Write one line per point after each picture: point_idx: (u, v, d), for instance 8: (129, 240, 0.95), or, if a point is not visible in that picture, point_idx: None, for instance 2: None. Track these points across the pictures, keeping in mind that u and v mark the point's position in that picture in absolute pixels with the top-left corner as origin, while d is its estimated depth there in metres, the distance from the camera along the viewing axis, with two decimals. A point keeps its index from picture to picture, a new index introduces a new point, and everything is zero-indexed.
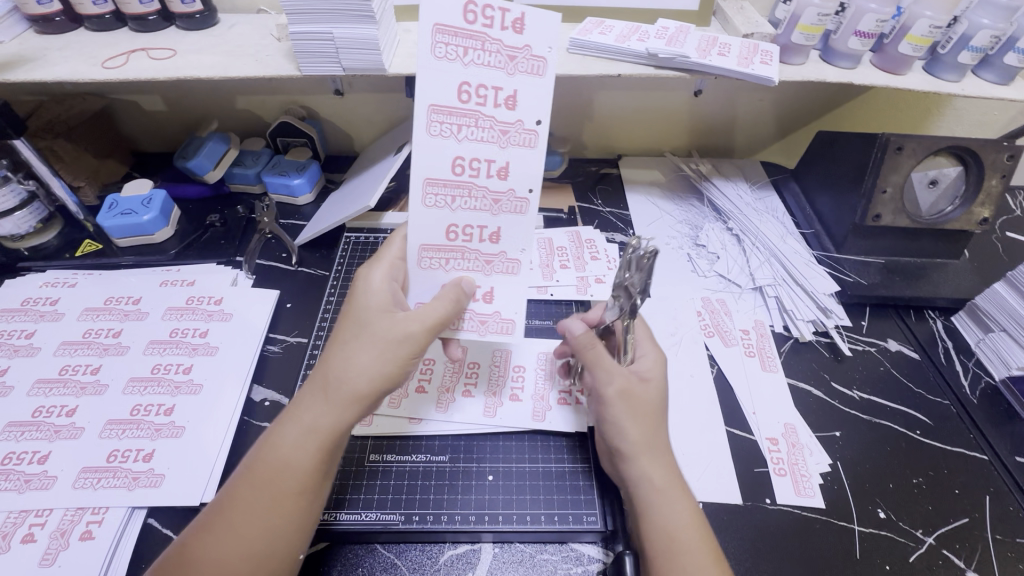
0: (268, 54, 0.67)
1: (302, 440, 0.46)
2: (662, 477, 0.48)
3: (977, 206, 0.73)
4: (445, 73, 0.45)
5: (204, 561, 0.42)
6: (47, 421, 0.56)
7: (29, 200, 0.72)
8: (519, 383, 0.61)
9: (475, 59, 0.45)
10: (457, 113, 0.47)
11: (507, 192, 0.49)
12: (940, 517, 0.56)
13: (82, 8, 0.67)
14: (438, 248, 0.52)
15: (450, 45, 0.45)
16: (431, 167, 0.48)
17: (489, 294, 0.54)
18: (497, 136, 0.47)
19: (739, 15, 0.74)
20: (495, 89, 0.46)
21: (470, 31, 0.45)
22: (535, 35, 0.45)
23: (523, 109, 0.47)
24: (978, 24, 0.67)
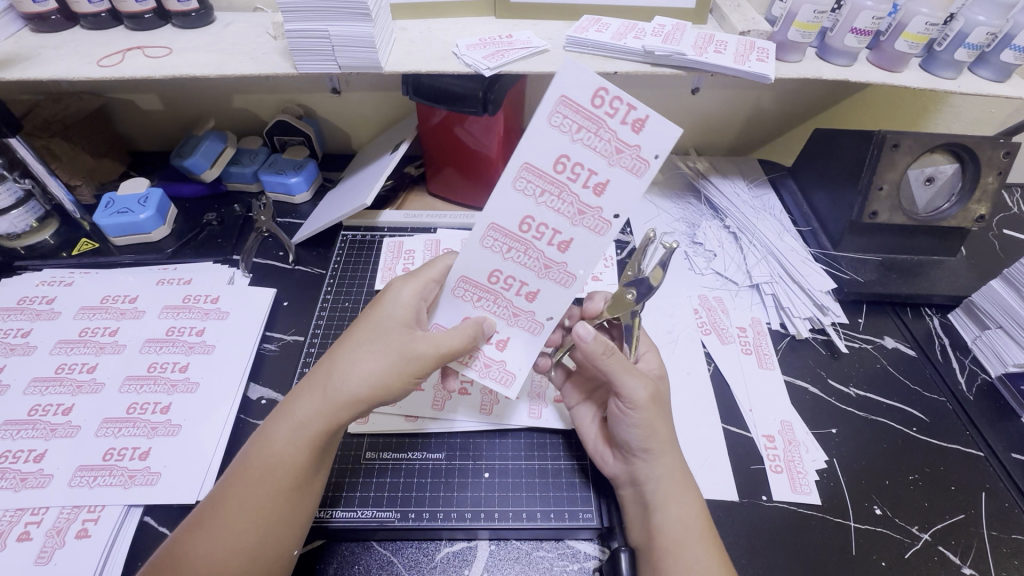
0: (264, 52, 0.67)
1: (296, 438, 0.46)
2: (669, 464, 0.48)
3: (974, 203, 0.73)
4: (548, 141, 0.44)
5: (197, 558, 0.42)
6: (43, 420, 0.56)
7: (25, 199, 0.72)
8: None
9: (584, 139, 0.43)
10: (546, 179, 0.46)
11: (559, 264, 0.49)
12: (936, 513, 0.56)
13: (77, 6, 0.66)
14: (475, 285, 0.52)
15: (567, 118, 0.43)
16: (498, 214, 0.48)
17: (503, 343, 0.54)
18: (572, 213, 0.46)
19: (736, 13, 0.74)
20: (590, 172, 0.44)
21: (591, 114, 0.42)
22: (651, 138, 0.42)
23: (608, 198, 0.45)
24: (974, 21, 0.67)
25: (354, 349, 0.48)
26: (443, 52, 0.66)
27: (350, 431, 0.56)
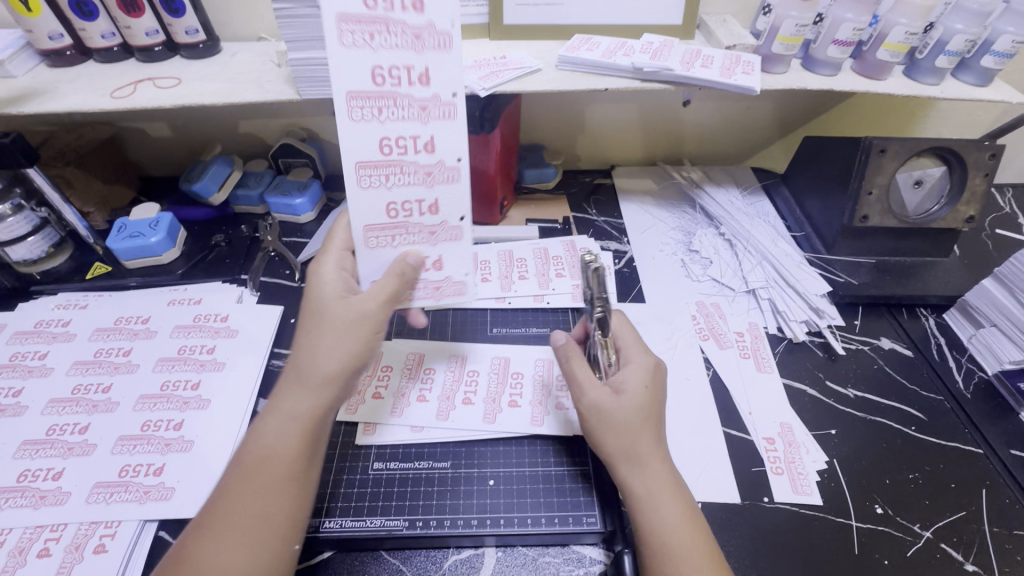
0: (269, 80, 0.70)
1: (281, 431, 0.47)
2: (659, 473, 0.49)
3: (963, 204, 0.75)
4: (355, 60, 0.46)
5: (199, 558, 0.42)
6: (61, 439, 0.58)
7: (41, 226, 0.75)
8: (517, 390, 0.62)
9: (383, 42, 0.46)
10: (374, 97, 0.48)
11: (437, 165, 0.51)
12: (937, 511, 0.57)
13: (91, 42, 0.70)
14: (382, 227, 0.52)
15: (356, 32, 0.45)
16: (356, 151, 0.49)
17: (439, 262, 0.56)
18: (417, 113, 0.49)
19: (722, 28, 0.76)
20: (407, 68, 0.47)
21: (372, 16, 0.45)
22: (436, 11, 0.46)
23: (438, 83, 0.49)
24: (953, 30, 0.69)
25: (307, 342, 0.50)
26: None
27: (358, 444, 0.57)
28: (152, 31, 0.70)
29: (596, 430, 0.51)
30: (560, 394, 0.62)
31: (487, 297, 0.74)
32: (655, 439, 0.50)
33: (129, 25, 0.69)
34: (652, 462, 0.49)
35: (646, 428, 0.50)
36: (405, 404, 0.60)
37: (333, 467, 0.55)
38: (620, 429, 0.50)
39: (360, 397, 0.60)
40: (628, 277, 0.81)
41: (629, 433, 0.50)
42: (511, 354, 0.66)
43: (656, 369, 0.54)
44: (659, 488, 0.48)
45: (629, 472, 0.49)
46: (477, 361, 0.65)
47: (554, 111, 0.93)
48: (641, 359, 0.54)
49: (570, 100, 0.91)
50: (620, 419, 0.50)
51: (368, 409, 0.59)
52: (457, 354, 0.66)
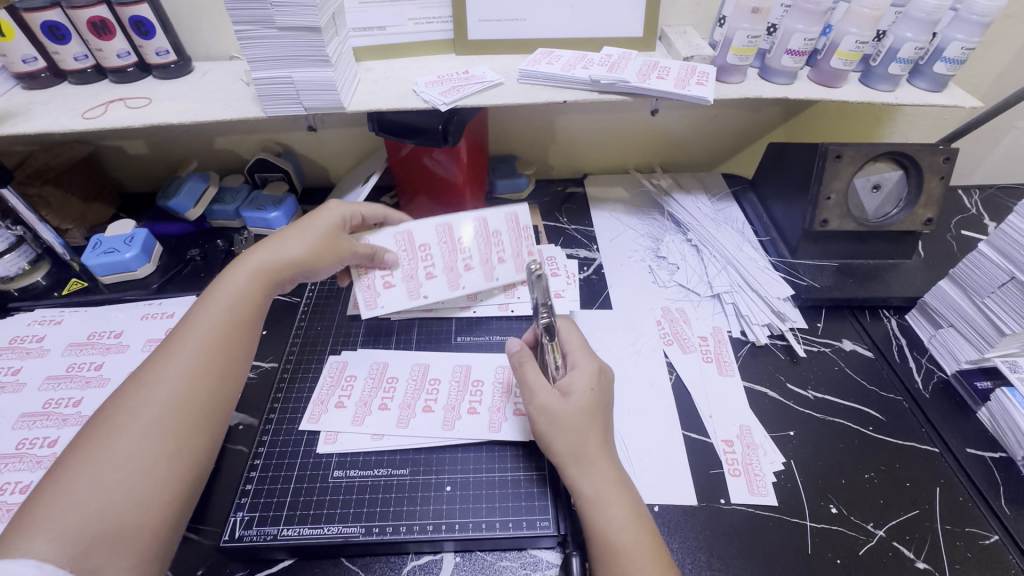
0: (237, 98, 0.72)
1: (188, 352, 0.51)
2: (607, 473, 0.50)
3: (920, 207, 0.76)
4: (494, 216, 0.74)
5: (149, 383, 0.48)
6: (30, 452, 0.59)
7: (17, 244, 0.76)
8: (476, 397, 0.63)
9: (504, 236, 0.75)
10: (483, 234, 0.74)
11: (451, 275, 0.72)
12: (891, 510, 0.58)
13: (65, 64, 0.72)
14: (410, 242, 0.71)
15: (513, 223, 0.75)
16: (455, 220, 0.73)
17: (388, 284, 0.70)
18: (481, 260, 0.73)
19: (681, 39, 0.78)
20: (498, 253, 0.74)
21: (524, 232, 0.76)
22: (523, 267, 0.75)
23: (500, 272, 0.74)
24: (903, 38, 0.71)
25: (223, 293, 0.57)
26: (404, 90, 0.71)
27: (320, 452, 0.58)
28: (124, 52, 0.72)
29: (550, 431, 0.52)
30: (519, 401, 0.63)
31: (453, 305, 0.75)
32: (603, 441, 0.52)
33: (100, 47, 0.71)
34: (598, 462, 0.51)
35: (594, 429, 0.52)
36: (366, 412, 0.61)
37: (296, 476, 0.57)
38: (567, 431, 0.52)
39: (323, 407, 0.62)
40: (596, 284, 0.83)
41: (577, 434, 0.51)
42: (472, 362, 0.67)
43: (599, 374, 0.56)
44: (607, 491, 0.49)
45: (576, 474, 0.50)
46: (440, 369, 0.67)
47: (525, 122, 0.95)
48: (585, 364, 0.56)
49: (540, 112, 0.93)
50: (567, 420, 0.52)
51: (331, 418, 0.61)
52: (420, 363, 0.67)
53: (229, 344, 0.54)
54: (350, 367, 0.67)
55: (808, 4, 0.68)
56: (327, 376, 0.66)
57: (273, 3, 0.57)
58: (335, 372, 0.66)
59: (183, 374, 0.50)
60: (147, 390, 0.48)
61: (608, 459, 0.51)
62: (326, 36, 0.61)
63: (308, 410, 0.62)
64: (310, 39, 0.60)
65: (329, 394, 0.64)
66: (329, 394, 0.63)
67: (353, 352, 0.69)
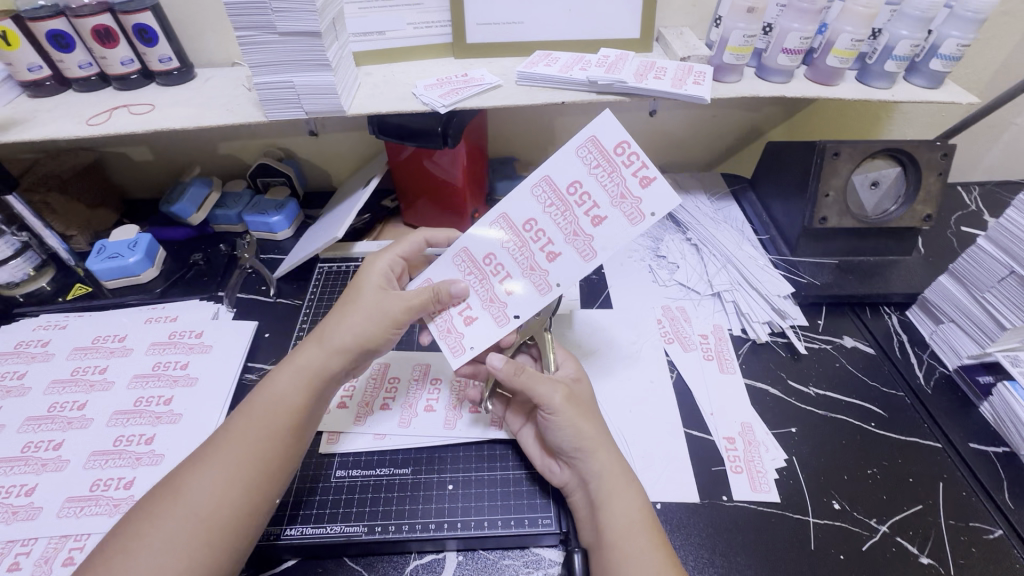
0: (239, 103, 0.73)
1: (241, 448, 0.49)
2: (609, 466, 0.50)
3: (919, 204, 0.76)
4: (571, 166, 0.55)
5: (199, 478, 0.46)
6: (35, 455, 0.60)
7: (22, 249, 0.76)
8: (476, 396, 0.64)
9: (599, 177, 0.54)
10: (558, 197, 0.56)
11: (541, 270, 0.56)
12: (894, 505, 0.58)
13: (69, 72, 0.73)
14: (472, 259, 0.59)
15: (590, 153, 0.54)
16: (513, 208, 0.58)
17: (469, 318, 0.59)
18: (569, 231, 0.55)
19: (678, 40, 0.79)
20: (593, 205, 0.54)
21: (612, 162, 0.54)
22: (651, 195, 0.52)
23: (602, 232, 0.54)
24: (898, 35, 0.71)
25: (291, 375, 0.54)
26: (404, 93, 0.72)
27: (323, 452, 0.58)
28: (127, 60, 0.73)
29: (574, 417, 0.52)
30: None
31: None
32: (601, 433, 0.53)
33: (104, 55, 0.72)
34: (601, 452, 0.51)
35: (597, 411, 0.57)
36: (368, 412, 0.62)
37: (297, 476, 0.57)
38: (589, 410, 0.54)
39: (325, 406, 0.62)
40: (596, 283, 0.83)
41: (591, 414, 0.54)
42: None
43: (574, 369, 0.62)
44: (611, 481, 0.50)
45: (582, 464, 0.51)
46: (441, 370, 0.67)
47: (524, 125, 0.96)
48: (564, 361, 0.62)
49: (538, 114, 0.93)
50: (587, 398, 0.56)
51: (333, 418, 0.61)
52: (421, 363, 0.68)
53: (285, 438, 0.51)
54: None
55: (803, 3, 0.68)
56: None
57: (274, 8, 0.58)
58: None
59: (236, 465, 0.48)
60: (190, 484, 0.46)
61: (609, 453, 0.52)
62: (326, 40, 0.62)
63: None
64: (310, 43, 0.61)
65: (330, 393, 0.64)
66: (330, 394, 0.63)
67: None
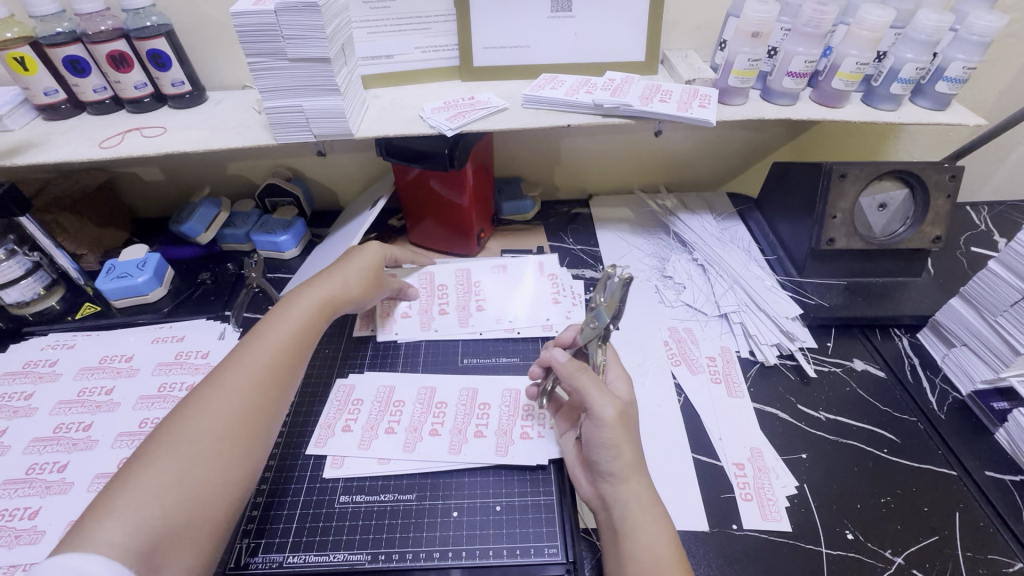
0: (249, 126, 0.74)
1: (257, 358, 0.54)
2: (641, 494, 0.50)
3: (928, 225, 0.76)
4: (522, 266, 0.82)
5: (224, 382, 0.51)
6: (39, 478, 0.59)
7: (33, 269, 0.77)
8: (482, 421, 0.63)
9: (528, 305, 0.77)
10: (503, 280, 0.80)
11: (462, 315, 0.76)
12: (909, 536, 0.56)
13: (84, 96, 0.75)
14: (432, 284, 0.80)
15: (535, 281, 0.80)
16: (474, 270, 0.81)
17: (404, 314, 0.76)
18: (497, 306, 0.77)
19: (682, 63, 0.79)
20: (519, 301, 0.78)
21: (545, 302, 0.78)
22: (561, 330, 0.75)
23: (515, 319, 0.76)
24: (903, 58, 0.71)
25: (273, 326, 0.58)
26: (411, 116, 0.73)
27: (326, 477, 0.58)
28: (140, 84, 0.74)
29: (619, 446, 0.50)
30: (525, 423, 0.62)
31: (458, 328, 0.75)
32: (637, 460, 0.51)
33: (118, 79, 0.73)
34: (636, 483, 0.50)
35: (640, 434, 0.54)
36: (373, 436, 0.61)
37: (300, 501, 0.56)
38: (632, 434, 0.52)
39: (330, 430, 0.62)
40: None
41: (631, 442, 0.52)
42: (478, 385, 0.67)
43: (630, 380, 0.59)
44: (641, 513, 0.49)
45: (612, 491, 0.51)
46: (446, 394, 0.66)
47: (529, 144, 0.96)
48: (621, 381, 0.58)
49: (544, 134, 0.94)
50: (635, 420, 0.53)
51: (338, 442, 0.61)
52: (425, 386, 0.67)
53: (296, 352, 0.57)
54: (359, 390, 0.67)
55: (808, 28, 0.69)
56: (334, 400, 0.65)
57: (285, 35, 0.59)
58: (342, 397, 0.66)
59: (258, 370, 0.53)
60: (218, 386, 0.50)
61: (642, 479, 0.51)
62: (335, 66, 0.63)
63: (314, 434, 0.62)
64: (319, 69, 0.62)
65: (336, 418, 0.64)
66: (336, 418, 0.63)
67: (360, 375, 0.69)
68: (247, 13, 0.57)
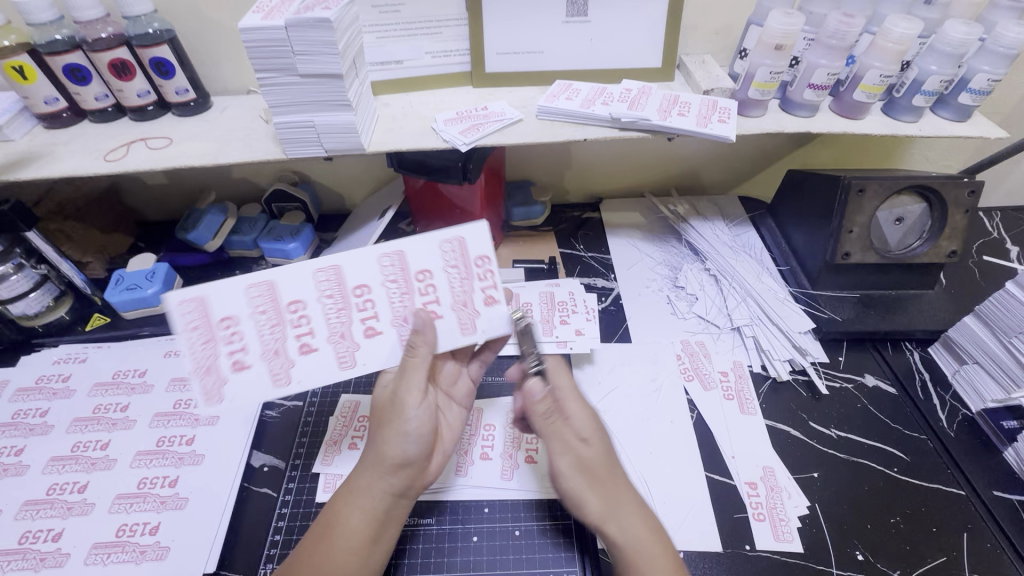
0: (256, 137, 0.72)
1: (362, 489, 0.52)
2: (640, 527, 0.52)
3: (944, 240, 0.75)
4: (533, 288, 0.83)
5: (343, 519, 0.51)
6: (60, 498, 0.60)
7: (41, 281, 0.76)
8: (462, 292, 0.57)
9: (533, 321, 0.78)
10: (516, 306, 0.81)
11: None
12: (918, 557, 0.57)
13: (86, 104, 0.72)
14: None
15: (544, 301, 0.81)
16: None
17: None
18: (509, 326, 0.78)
19: (700, 69, 0.78)
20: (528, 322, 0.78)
21: (552, 322, 0.78)
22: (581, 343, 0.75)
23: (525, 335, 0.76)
24: (927, 70, 0.69)
25: (371, 461, 0.53)
26: (423, 128, 0.71)
27: (320, 501, 0.60)
28: (144, 91, 0.72)
29: (585, 485, 0.54)
30: (484, 286, 0.58)
31: None
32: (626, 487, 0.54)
33: (120, 88, 0.71)
34: (630, 512, 0.52)
35: (615, 474, 0.54)
36: None
37: (313, 513, 0.60)
38: (598, 480, 0.53)
39: (238, 357, 0.54)
40: (613, 316, 0.82)
41: (607, 479, 0.54)
42: (404, 247, 0.56)
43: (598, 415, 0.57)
44: (649, 540, 0.51)
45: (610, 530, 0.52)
46: (422, 259, 0.57)
47: (540, 147, 0.94)
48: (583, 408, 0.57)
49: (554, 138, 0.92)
50: (597, 472, 0.54)
51: (237, 388, 0.54)
52: (394, 249, 0.56)
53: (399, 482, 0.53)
54: (218, 311, 0.53)
55: (831, 40, 0.67)
56: (188, 329, 0.52)
57: (296, 51, 0.57)
58: (200, 316, 0.53)
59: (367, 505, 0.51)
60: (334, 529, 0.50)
61: (639, 511, 0.53)
62: (347, 79, 0.61)
63: (200, 385, 0.53)
64: (330, 84, 0.60)
65: (211, 353, 0.53)
66: (197, 344, 0.53)
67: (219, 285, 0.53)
68: (256, 30, 0.55)
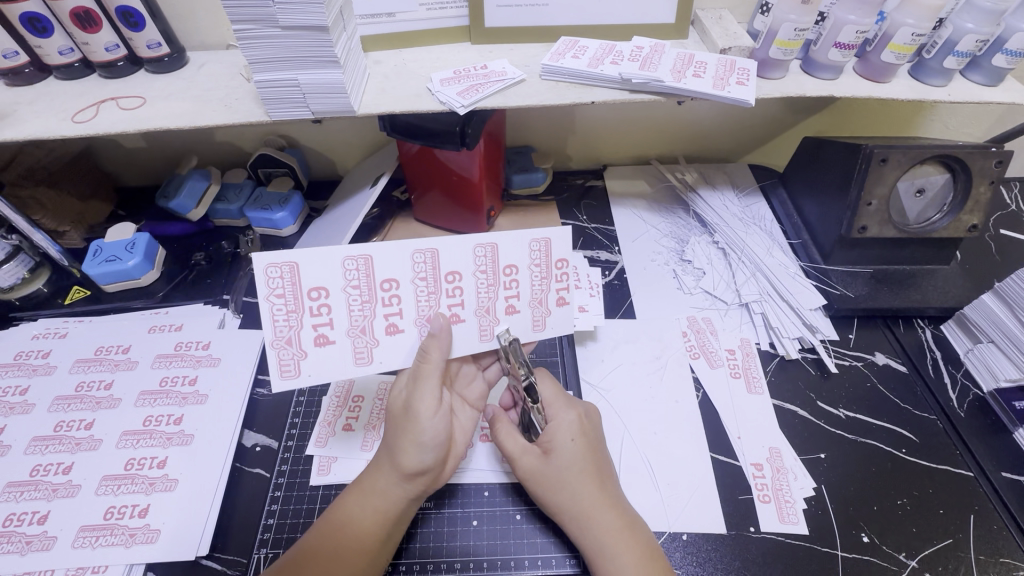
0: (237, 97, 0.66)
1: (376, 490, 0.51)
2: (609, 522, 0.51)
3: (965, 214, 0.72)
4: None
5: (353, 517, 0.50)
6: (45, 480, 0.58)
7: (13, 252, 0.72)
8: (540, 291, 0.58)
9: None
10: None
11: None
12: (923, 540, 0.57)
13: (49, 59, 0.66)
14: None
15: None
16: None
17: None
18: None
19: (717, 26, 0.72)
20: None
21: None
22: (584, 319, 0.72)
23: None
24: (963, 29, 0.64)
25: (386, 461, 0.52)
26: (417, 88, 0.66)
27: (314, 484, 0.59)
28: (112, 45, 0.66)
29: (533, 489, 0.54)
30: (561, 288, 0.58)
31: None
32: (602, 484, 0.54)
33: (86, 41, 0.65)
34: (600, 510, 0.52)
35: (588, 479, 0.53)
36: (375, 437, 0.62)
37: (307, 496, 0.58)
38: (553, 488, 0.53)
39: (321, 332, 0.53)
40: (617, 291, 0.79)
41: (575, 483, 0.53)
42: (500, 240, 0.55)
43: (582, 420, 0.57)
44: (613, 536, 0.51)
45: (576, 529, 0.52)
46: (513, 254, 0.56)
47: (543, 111, 0.89)
48: (564, 417, 0.56)
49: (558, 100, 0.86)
50: (557, 479, 0.53)
51: (317, 362, 0.54)
52: (490, 241, 0.55)
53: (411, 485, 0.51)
54: (309, 280, 0.52)
55: None
56: (273, 294, 0.52)
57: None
58: (287, 283, 0.52)
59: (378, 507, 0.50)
60: (344, 527, 0.50)
61: (614, 506, 0.53)
62: (334, 33, 0.55)
63: (278, 355, 0.53)
64: (314, 37, 0.55)
65: (297, 324, 0.53)
66: (282, 315, 0.52)
67: (310, 251, 0.52)
68: None
